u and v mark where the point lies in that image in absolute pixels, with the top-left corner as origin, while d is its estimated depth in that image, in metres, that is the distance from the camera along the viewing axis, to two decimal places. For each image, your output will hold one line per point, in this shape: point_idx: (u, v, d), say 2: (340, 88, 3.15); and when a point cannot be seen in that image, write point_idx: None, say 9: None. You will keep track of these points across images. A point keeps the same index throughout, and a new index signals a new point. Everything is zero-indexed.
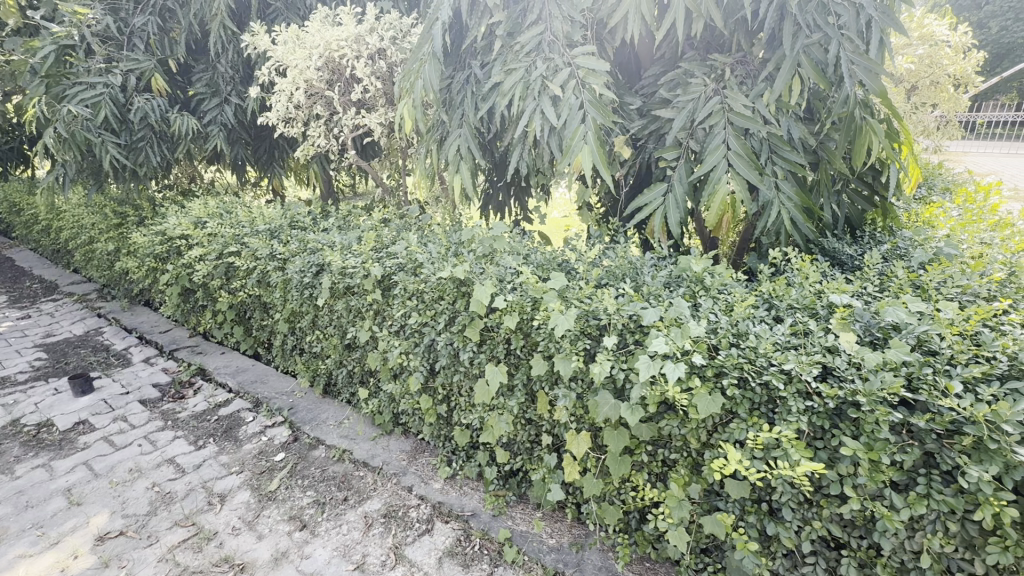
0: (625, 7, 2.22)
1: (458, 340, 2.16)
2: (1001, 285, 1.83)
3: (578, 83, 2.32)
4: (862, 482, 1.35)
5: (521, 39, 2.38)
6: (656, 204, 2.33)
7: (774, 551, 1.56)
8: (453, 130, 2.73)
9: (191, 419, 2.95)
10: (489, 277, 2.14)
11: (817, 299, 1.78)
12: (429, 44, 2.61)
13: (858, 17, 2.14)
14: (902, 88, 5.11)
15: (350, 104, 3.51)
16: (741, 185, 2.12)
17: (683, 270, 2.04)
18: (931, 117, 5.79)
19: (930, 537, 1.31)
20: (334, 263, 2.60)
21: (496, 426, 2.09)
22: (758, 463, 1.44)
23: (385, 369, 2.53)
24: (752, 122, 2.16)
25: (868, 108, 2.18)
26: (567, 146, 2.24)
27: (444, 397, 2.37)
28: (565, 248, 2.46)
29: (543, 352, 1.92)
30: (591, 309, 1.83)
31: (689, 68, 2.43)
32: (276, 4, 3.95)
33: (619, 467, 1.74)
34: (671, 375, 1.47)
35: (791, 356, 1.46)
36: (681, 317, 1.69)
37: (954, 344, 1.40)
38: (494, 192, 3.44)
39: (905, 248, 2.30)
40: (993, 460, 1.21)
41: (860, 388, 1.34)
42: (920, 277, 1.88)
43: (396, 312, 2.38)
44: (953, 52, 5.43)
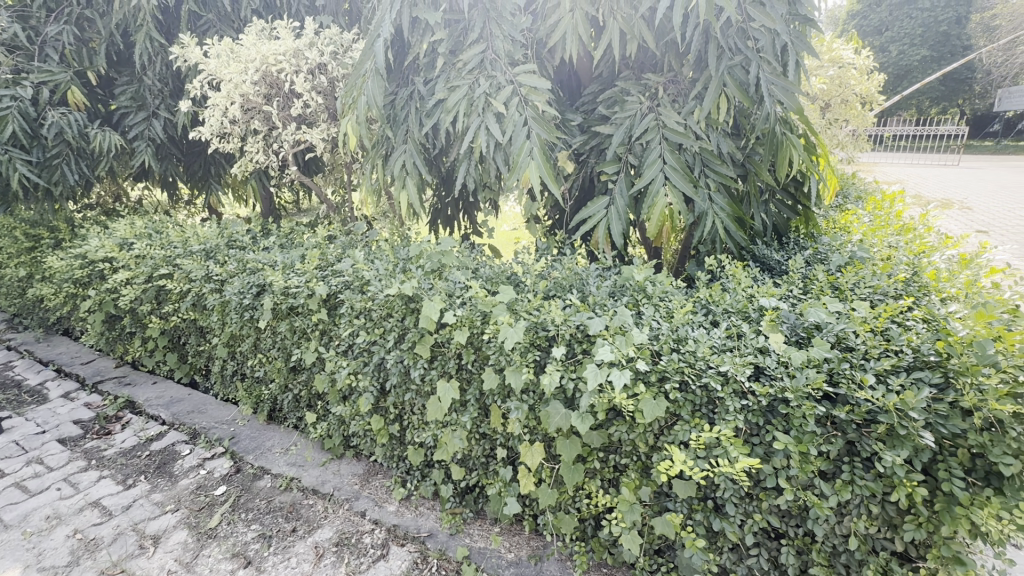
0: (562, 28, 2.31)
1: (408, 357, 2.14)
2: (907, 284, 2.02)
3: (521, 100, 2.37)
4: (795, 474, 1.44)
5: (463, 57, 2.42)
6: (600, 216, 2.41)
7: (721, 546, 1.63)
8: (398, 146, 2.72)
9: (119, 456, 2.73)
10: (437, 292, 2.13)
11: (749, 303, 1.89)
12: (371, 61, 2.59)
13: (775, 41, 2.32)
14: (817, 106, 5.59)
15: (290, 119, 3.42)
16: (678, 196, 2.23)
17: (626, 280, 2.11)
18: (844, 132, 6.36)
19: (857, 521, 1.42)
20: (276, 283, 2.51)
21: (450, 443, 2.07)
22: (702, 462, 1.51)
23: (333, 391, 2.45)
24: (685, 137, 2.29)
25: (787, 124, 2.36)
26: (513, 162, 2.28)
27: (396, 416, 2.33)
28: (514, 261, 2.49)
29: (494, 366, 1.93)
30: (539, 320, 1.87)
31: (625, 87, 2.54)
32: (207, 16, 3.80)
33: (573, 476, 1.76)
34: (618, 382, 1.53)
35: (727, 358, 1.55)
36: (625, 325, 1.76)
37: (868, 340, 1.54)
38: (443, 207, 3.43)
39: (825, 253, 2.50)
40: (904, 444, 1.33)
41: (788, 385, 1.44)
42: (838, 279, 2.06)
43: (343, 331, 2.32)
44: (859, 73, 6.01)
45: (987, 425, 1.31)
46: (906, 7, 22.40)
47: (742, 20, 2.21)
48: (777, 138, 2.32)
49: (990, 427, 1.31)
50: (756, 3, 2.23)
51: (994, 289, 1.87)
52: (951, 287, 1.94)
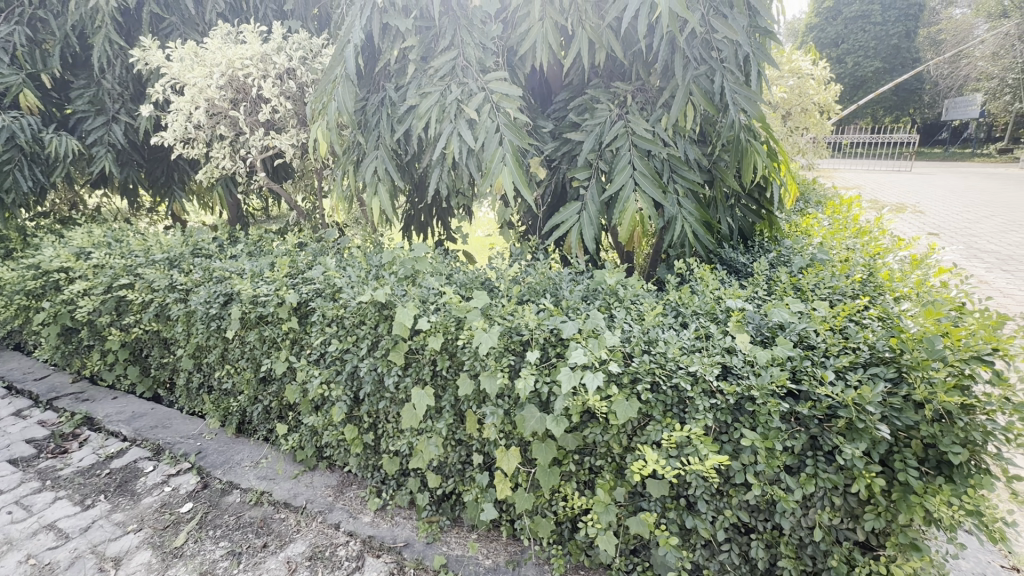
0: (532, 36, 2.34)
1: (382, 365, 2.12)
2: (863, 284, 2.12)
3: (492, 107, 2.39)
4: (762, 469, 1.48)
5: (434, 64, 2.42)
6: (572, 221, 2.44)
7: (694, 543, 1.66)
8: (369, 152, 2.70)
9: (76, 475, 2.61)
10: (411, 298, 2.12)
11: (717, 304, 1.95)
12: (341, 66, 2.57)
13: (737, 52, 2.40)
14: (778, 114, 5.81)
15: (258, 124, 3.35)
16: (648, 202, 2.28)
17: (598, 284, 2.15)
18: (804, 139, 6.62)
19: (821, 513, 1.47)
20: (244, 292, 2.44)
21: (426, 451, 2.05)
22: (674, 461, 1.54)
23: (305, 401, 2.40)
24: (653, 144, 2.35)
25: (751, 131, 2.44)
26: (486, 168, 2.30)
27: (370, 425, 2.29)
28: (487, 267, 2.50)
29: (469, 371, 1.93)
30: (513, 325, 1.87)
31: (595, 95, 2.59)
32: (169, 18, 3.70)
33: (548, 479, 1.78)
34: (591, 384, 1.55)
35: (696, 358, 1.59)
36: (598, 329, 1.79)
37: (827, 338, 1.61)
38: (416, 213, 3.42)
39: (787, 255, 2.59)
40: (862, 437, 1.39)
41: (754, 383, 1.49)
42: (800, 280, 2.14)
43: (314, 340, 2.28)
44: (816, 83, 6.29)
45: (938, 416, 1.39)
46: (860, 21, 23.54)
47: (706, 31, 2.29)
48: (742, 145, 2.40)
49: (940, 418, 1.38)
50: (718, 15, 2.32)
51: (942, 287, 1.98)
52: (903, 286, 2.04)
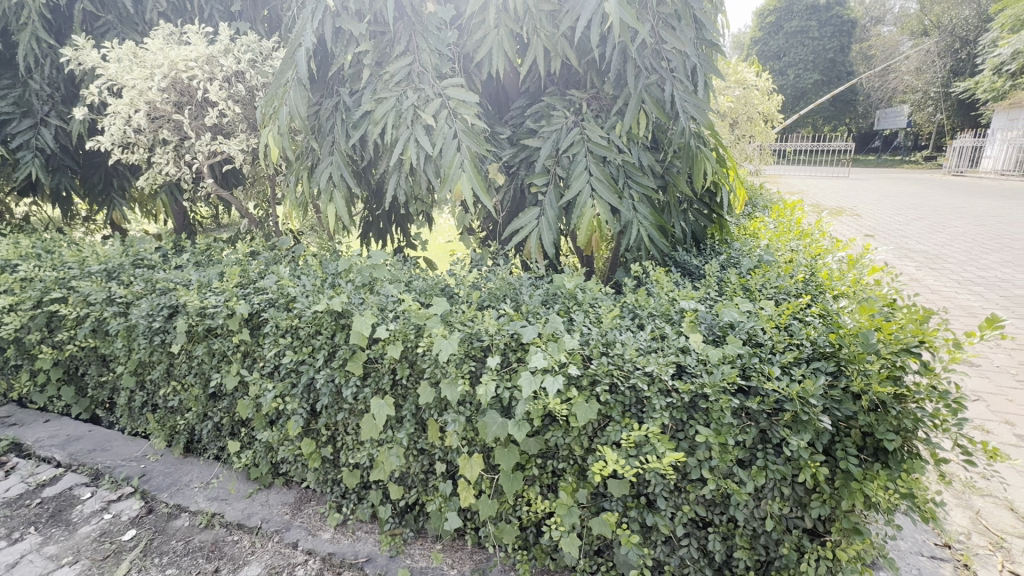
0: (488, 43, 2.36)
1: (340, 375, 2.06)
2: (806, 283, 2.24)
3: (449, 113, 2.38)
4: (716, 464, 1.54)
5: (389, 69, 2.40)
6: (532, 227, 2.46)
7: (655, 540, 1.70)
8: (324, 158, 2.63)
9: (2, 507, 2.40)
10: (369, 306, 2.08)
11: (671, 305, 2.01)
12: (293, 70, 2.50)
13: (686, 63, 2.50)
14: (725, 122, 6.10)
15: (204, 129, 3.22)
16: (604, 206, 2.33)
17: (558, 288, 2.17)
18: (750, 147, 6.96)
19: (772, 503, 1.54)
20: (190, 303, 2.33)
21: (387, 462, 2.01)
22: (633, 460, 1.58)
23: (259, 416, 2.31)
24: (608, 150, 2.41)
25: (700, 138, 2.54)
26: (444, 174, 2.29)
27: (328, 438, 2.23)
28: (447, 273, 2.49)
29: (430, 379, 1.90)
30: (473, 331, 1.87)
31: (551, 102, 2.62)
32: (105, 17, 3.51)
33: (512, 485, 1.78)
34: (551, 388, 1.57)
35: (652, 359, 1.63)
36: (557, 332, 1.81)
37: (773, 336, 1.69)
38: (374, 220, 3.36)
39: (737, 257, 2.70)
40: (807, 429, 1.47)
41: (707, 381, 1.54)
42: (748, 281, 2.24)
43: (267, 352, 2.19)
44: (760, 94, 6.65)
45: (874, 406, 1.48)
46: (799, 36, 25.01)
47: (656, 42, 2.37)
48: (692, 152, 2.49)
49: (876, 408, 1.48)
50: (666, 27, 2.40)
51: (875, 285, 2.12)
52: (841, 284, 2.17)
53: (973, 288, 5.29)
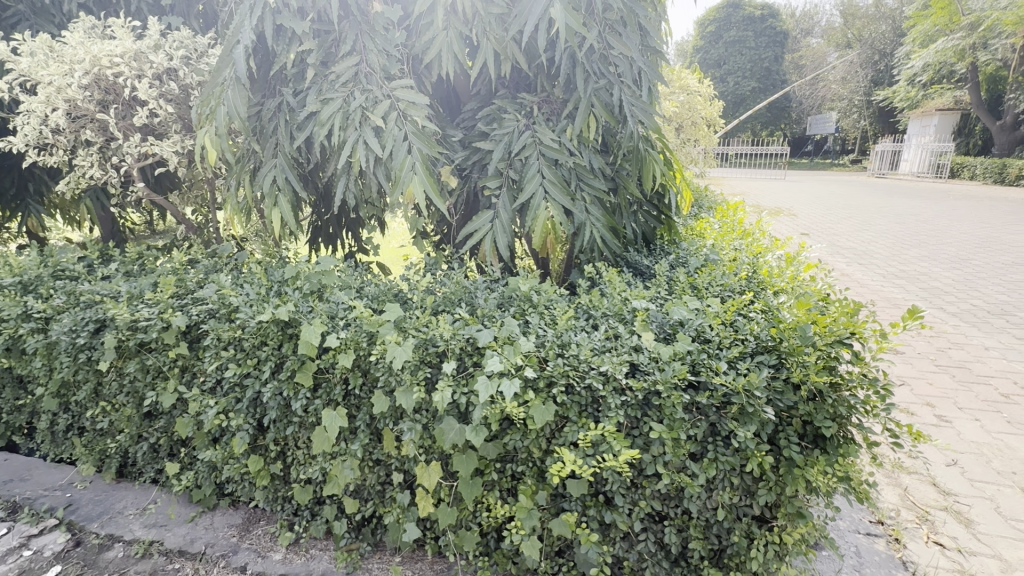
0: (437, 45, 2.34)
1: (288, 388, 1.97)
2: (748, 280, 2.35)
3: (399, 115, 2.33)
4: (670, 459, 1.58)
5: (335, 69, 2.33)
6: (486, 230, 2.45)
7: (614, 537, 1.72)
8: (267, 161, 2.51)
9: None
10: (318, 314, 2.01)
11: (624, 305, 2.05)
12: (230, 68, 2.37)
13: (632, 68, 2.56)
14: (671, 126, 6.36)
15: (134, 129, 3.01)
16: (557, 208, 2.35)
17: (513, 290, 2.17)
18: (695, 150, 7.27)
19: (723, 493, 1.59)
20: (120, 316, 2.16)
21: (340, 475, 1.94)
22: (590, 460, 1.59)
23: (200, 435, 2.18)
24: (560, 153, 2.43)
25: (648, 142, 2.61)
26: (396, 177, 2.24)
27: (277, 454, 2.12)
28: (400, 278, 2.43)
29: (384, 388, 1.85)
30: (428, 337, 1.84)
31: (502, 105, 2.62)
32: (16, 7, 3.22)
33: (471, 491, 1.76)
34: (508, 391, 1.56)
35: (606, 358, 1.67)
36: (513, 335, 1.81)
37: (720, 332, 1.76)
38: (323, 225, 3.25)
39: (685, 256, 2.80)
40: (752, 420, 1.54)
41: (658, 378, 1.58)
42: (696, 279, 2.32)
43: (208, 366, 2.07)
44: (703, 100, 6.96)
45: (812, 395, 1.56)
46: (736, 46, 26.38)
47: (603, 47, 2.42)
48: (641, 155, 2.55)
49: (814, 397, 1.56)
50: (613, 33, 2.46)
51: (810, 281, 2.25)
52: (780, 281, 2.29)
53: (896, 281, 5.73)
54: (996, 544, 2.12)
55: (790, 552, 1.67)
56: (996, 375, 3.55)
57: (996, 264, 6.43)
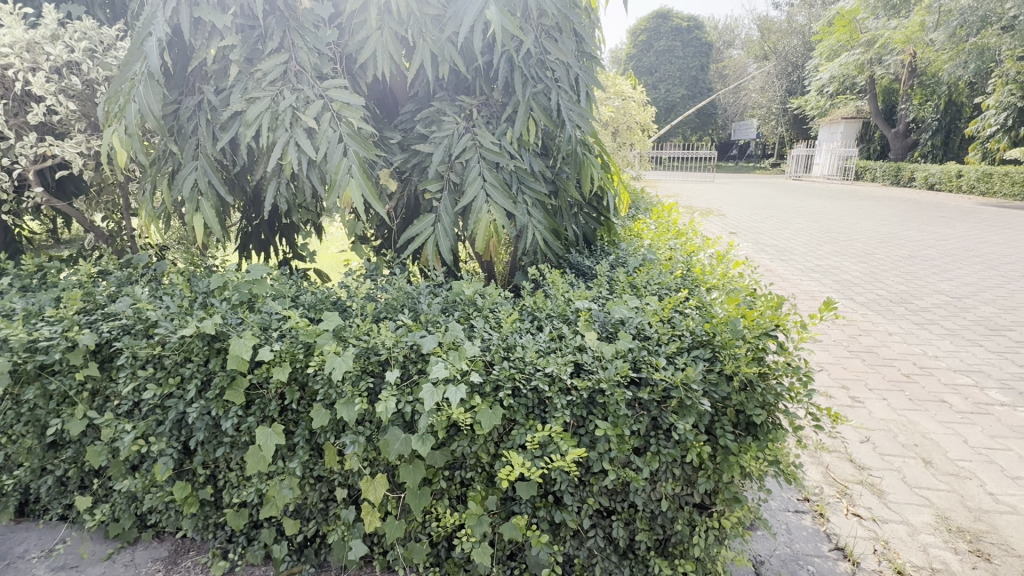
0: (372, 45, 2.27)
1: (217, 407, 1.83)
2: (683, 277, 2.46)
3: (333, 116, 2.25)
4: (615, 455, 1.62)
5: (262, 66, 2.20)
6: (427, 234, 2.40)
7: (564, 536, 1.74)
8: (186, 163, 2.33)
9: None
10: (249, 327, 1.89)
11: (567, 306, 2.08)
12: (142, 62, 2.19)
13: (569, 74, 2.61)
14: (608, 131, 6.57)
15: (28, 128, 2.71)
16: (499, 211, 2.35)
17: (456, 295, 2.14)
18: (631, 153, 7.55)
19: (666, 485, 1.65)
20: (14, 336, 1.93)
21: (278, 495, 1.84)
22: (538, 461, 1.60)
23: (116, 463, 1.99)
24: (500, 156, 2.42)
25: (586, 146, 2.66)
26: (331, 181, 2.15)
27: (207, 478, 1.97)
28: (339, 285, 2.34)
29: (323, 401, 1.77)
30: (370, 345, 1.78)
31: (441, 107, 2.58)
32: None
33: (419, 502, 1.72)
34: (454, 398, 1.54)
35: (551, 360, 1.69)
36: (457, 339, 1.78)
37: (658, 329, 1.83)
38: (254, 231, 3.06)
39: (624, 256, 2.88)
40: (690, 412, 1.61)
41: (602, 376, 1.62)
42: (635, 278, 2.40)
43: (123, 388, 1.89)
44: (637, 105, 7.27)
45: (744, 385, 1.66)
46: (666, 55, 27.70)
47: (540, 52, 2.45)
48: (579, 158, 2.60)
49: (746, 387, 1.65)
50: (549, 39, 2.50)
51: (738, 278, 2.38)
52: (712, 278, 2.41)
53: (812, 275, 6.22)
54: (905, 511, 2.34)
55: (729, 535, 1.75)
56: (899, 358, 3.93)
57: (895, 257, 7.14)
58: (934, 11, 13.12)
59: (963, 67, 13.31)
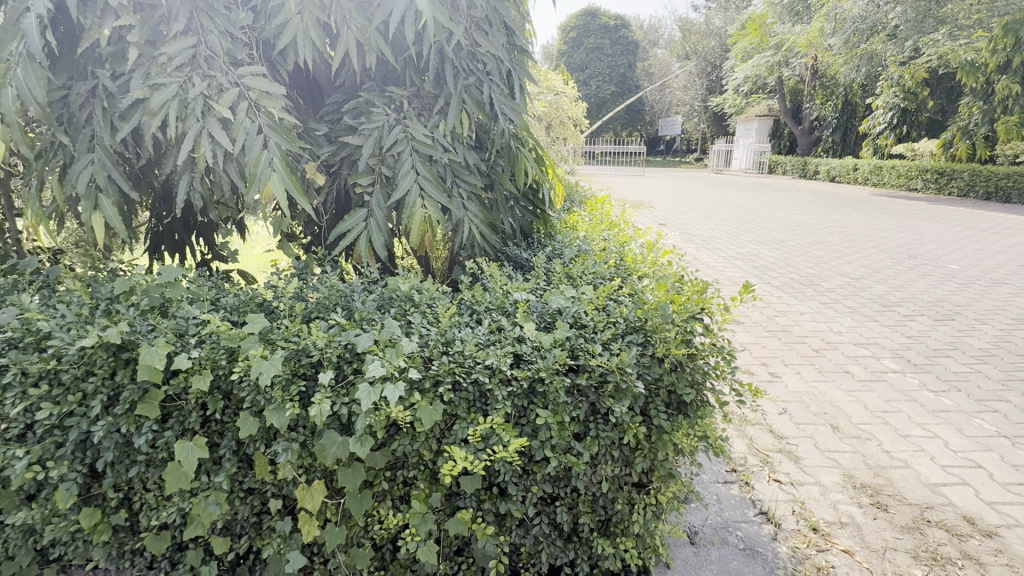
0: (292, 30, 2.15)
1: (128, 424, 1.67)
2: (617, 267, 2.54)
3: (250, 106, 2.10)
4: (557, 442, 1.65)
5: (166, 50, 2.02)
6: (359, 230, 2.31)
7: (509, 526, 1.75)
8: (80, 156, 2.10)
9: None
10: (162, 334, 1.74)
11: (505, 298, 2.09)
12: (18, 41, 1.93)
13: (500, 67, 2.61)
14: (541, 125, 6.68)
15: None
16: (434, 206, 2.30)
17: (392, 291, 2.08)
18: (564, 147, 7.71)
19: (606, 467, 1.70)
20: None
21: (203, 513, 1.70)
22: (481, 454, 1.60)
23: (7, 494, 1.76)
24: (433, 148, 2.37)
25: (521, 139, 2.67)
26: (250, 175, 2.02)
27: (119, 502, 1.80)
28: (265, 286, 2.20)
29: (251, 408, 1.67)
30: (300, 347, 1.70)
31: (370, 98, 2.49)
32: None
33: (360, 506, 1.66)
34: (392, 396, 1.50)
35: (490, 352, 1.69)
36: (394, 337, 1.74)
37: (594, 317, 1.88)
38: (166, 231, 2.81)
39: (560, 248, 2.93)
40: (625, 395, 1.67)
41: (541, 366, 1.65)
42: (571, 269, 2.45)
43: (11, 409, 1.68)
44: (568, 100, 7.43)
45: (674, 367, 1.75)
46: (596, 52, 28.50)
47: (470, 44, 2.43)
48: (514, 151, 2.60)
49: (676, 368, 1.75)
50: (480, 31, 2.48)
51: (667, 266, 2.50)
52: (643, 266, 2.52)
53: (734, 262, 6.67)
54: (817, 473, 2.57)
55: (665, 510, 1.84)
56: (809, 335, 4.31)
57: (804, 243, 7.81)
58: (831, 19, 14.42)
59: (856, 70, 14.62)
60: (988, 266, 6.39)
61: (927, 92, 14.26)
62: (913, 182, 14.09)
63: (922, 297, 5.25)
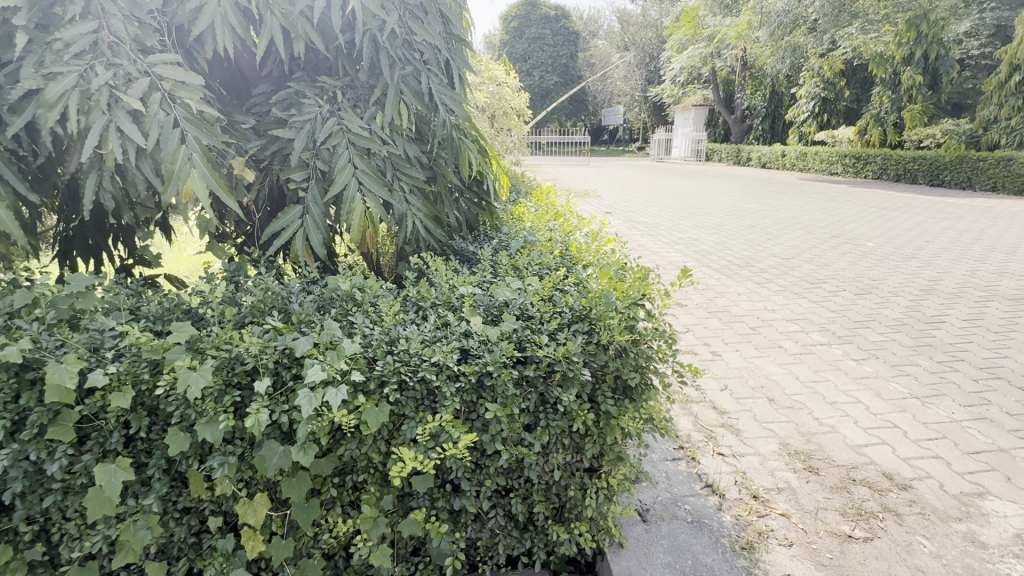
0: (207, 16, 1.99)
1: (39, 450, 1.52)
2: (563, 257, 2.56)
3: (164, 97, 1.94)
4: (507, 435, 1.65)
5: (61, 36, 1.82)
6: (295, 228, 2.20)
7: (464, 522, 1.74)
8: None
9: None
10: (73, 349, 1.59)
11: (452, 293, 2.05)
12: None
13: (437, 57, 2.55)
14: (484, 115, 6.63)
15: None
16: (374, 200, 2.22)
17: (332, 291, 2.00)
18: (509, 138, 7.70)
19: (557, 455, 1.72)
20: None
21: (133, 539, 1.58)
22: (431, 453, 1.58)
23: None
24: (370, 141, 2.28)
25: (462, 130, 2.62)
26: (168, 173, 1.86)
27: (35, 535, 1.64)
28: (192, 291, 2.06)
29: (181, 423, 1.56)
30: (232, 355, 1.60)
31: (299, 89, 2.36)
32: None
33: (308, 515, 1.60)
34: (334, 400, 1.45)
35: (437, 349, 1.66)
36: (335, 339, 1.67)
37: (540, 308, 1.89)
38: (76, 235, 2.56)
39: (507, 240, 2.92)
40: (573, 383, 1.70)
41: (488, 360, 1.64)
42: (518, 260, 2.45)
43: None
44: (510, 91, 7.43)
45: (619, 353, 1.79)
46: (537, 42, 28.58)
47: (405, 32, 2.35)
48: (455, 142, 2.55)
49: (621, 354, 1.79)
50: (414, 19, 2.41)
51: (611, 254, 2.55)
52: (587, 255, 2.55)
53: (676, 247, 6.94)
54: (756, 443, 2.73)
55: (617, 492, 1.88)
56: (746, 314, 4.55)
57: (740, 227, 8.23)
58: (757, 12, 15.15)
59: (780, 61, 15.48)
60: (899, 243, 6.98)
61: (843, 82, 15.33)
62: (835, 167, 15.15)
63: (844, 274, 5.67)
